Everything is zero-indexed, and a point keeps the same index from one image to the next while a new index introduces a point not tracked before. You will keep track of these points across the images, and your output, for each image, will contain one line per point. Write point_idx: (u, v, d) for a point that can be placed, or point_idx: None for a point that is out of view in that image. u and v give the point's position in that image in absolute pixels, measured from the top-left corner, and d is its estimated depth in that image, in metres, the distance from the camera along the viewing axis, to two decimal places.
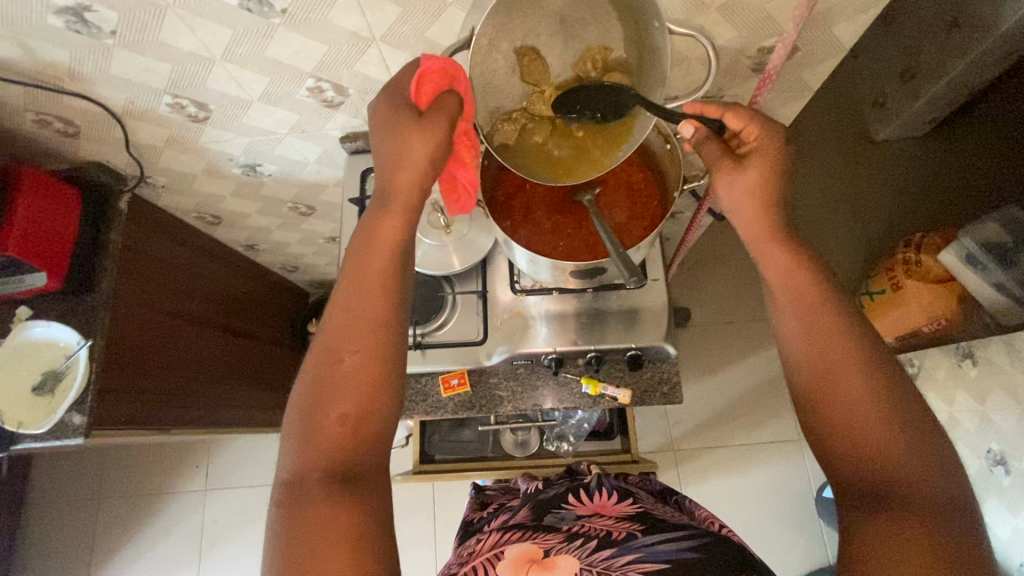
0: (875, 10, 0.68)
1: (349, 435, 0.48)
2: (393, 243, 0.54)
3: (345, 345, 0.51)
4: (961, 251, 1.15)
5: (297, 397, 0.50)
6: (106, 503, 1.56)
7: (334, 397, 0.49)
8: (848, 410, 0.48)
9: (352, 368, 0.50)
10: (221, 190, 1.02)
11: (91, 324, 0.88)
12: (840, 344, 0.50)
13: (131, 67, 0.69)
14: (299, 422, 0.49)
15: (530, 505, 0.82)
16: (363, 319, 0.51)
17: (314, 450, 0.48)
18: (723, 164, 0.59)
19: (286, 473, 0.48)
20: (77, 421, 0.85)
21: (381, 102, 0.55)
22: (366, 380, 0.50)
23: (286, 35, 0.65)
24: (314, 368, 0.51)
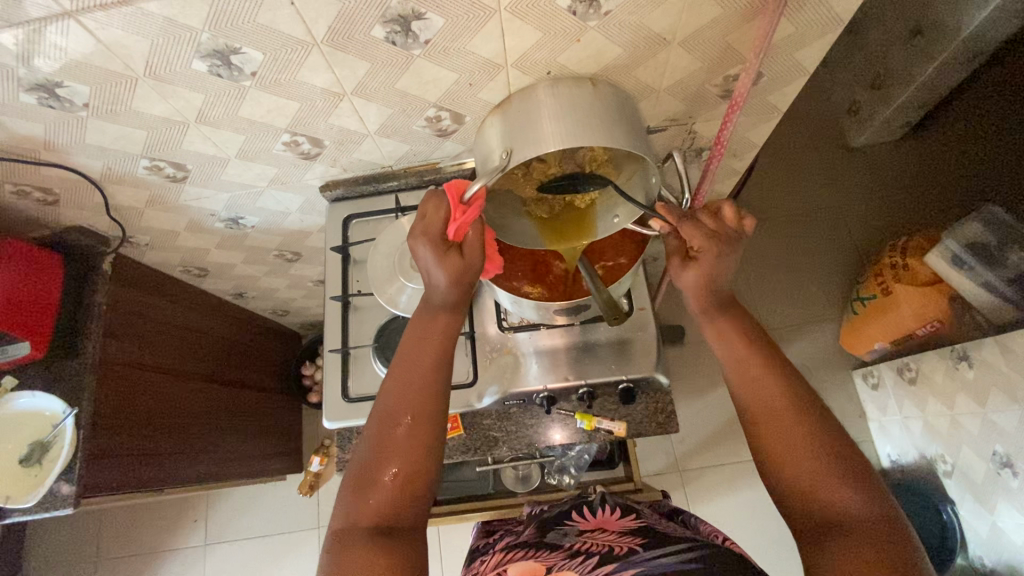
0: (834, 35, 0.69)
1: (399, 497, 0.52)
2: (445, 327, 0.61)
3: (401, 409, 0.55)
4: (946, 252, 1.17)
5: (356, 457, 0.54)
6: (104, 566, 1.52)
7: (387, 456, 0.53)
8: (789, 445, 0.54)
9: (404, 430, 0.54)
10: (205, 243, 1.02)
11: (79, 390, 0.87)
12: (774, 393, 0.57)
13: (106, 136, 0.69)
14: (354, 475, 0.53)
15: (535, 524, 0.81)
16: (415, 390, 0.56)
17: (366, 505, 0.51)
18: (674, 261, 0.65)
19: (338, 522, 0.51)
20: (66, 491, 0.83)
21: (420, 244, 0.58)
22: (417, 446, 0.54)
23: (257, 95, 0.66)
24: (372, 428, 0.55)
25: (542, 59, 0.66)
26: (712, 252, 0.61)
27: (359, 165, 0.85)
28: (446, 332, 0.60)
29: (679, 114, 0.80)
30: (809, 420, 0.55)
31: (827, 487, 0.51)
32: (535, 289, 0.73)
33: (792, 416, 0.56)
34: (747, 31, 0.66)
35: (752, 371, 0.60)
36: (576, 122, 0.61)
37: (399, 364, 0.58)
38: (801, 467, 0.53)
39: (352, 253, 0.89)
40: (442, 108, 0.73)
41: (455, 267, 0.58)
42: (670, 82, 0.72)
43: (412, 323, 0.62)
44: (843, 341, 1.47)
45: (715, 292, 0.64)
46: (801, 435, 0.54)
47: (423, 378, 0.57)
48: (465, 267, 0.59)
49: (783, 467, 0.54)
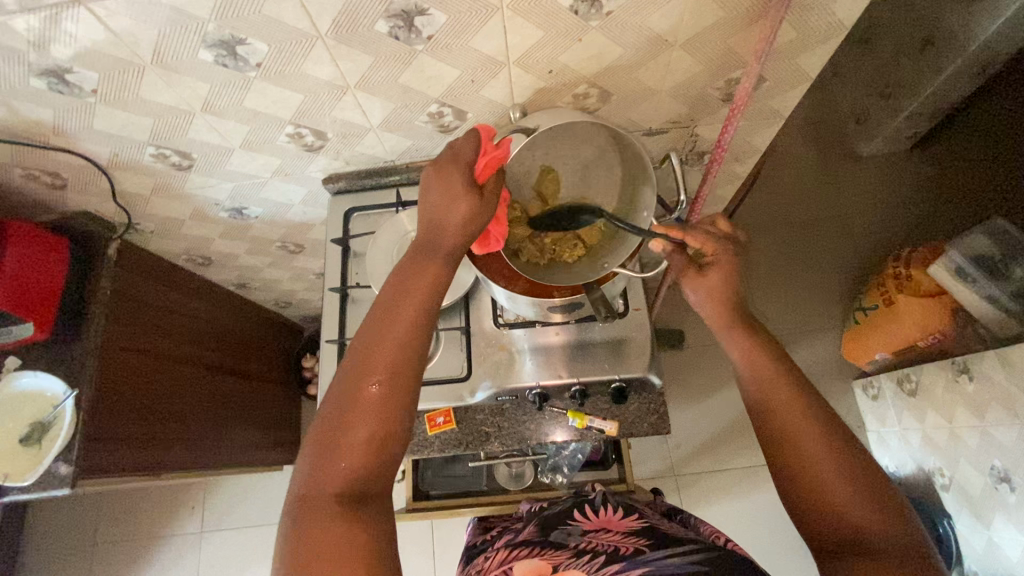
0: (837, 41, 0.69)
1: (365, 463, 0.50)
2: (429, 285, 0.57)
3: (372, 370, 0.52)
4: (950, 264, 1.15)
5: (324, 412, 0.52)
6: (102, 549, 1.54)
7: (355, 420, 0.50)
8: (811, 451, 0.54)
9: (374, 393, 0.52)
10: (209, 232, 1.03)
11: (80, 372, 0.88)
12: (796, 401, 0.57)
13: (114, 122, 0.70)
14: (320, 438, 0.51)
15: (535, 522, 0.81)
16: (389, 354, 0.53)
17: (331, 469, 0.49)
18: (688, 272, 0.67)
19: (302, 483, 0.49)
20: (64, 471, 0.84)
21: (434, 174, 0.59)
22: (388, 408, 0.51)
23: (262, 86, 0.67)
24: (341, 388, 0.52)
25: (544, 58, 0.66)
26: (725, 257, 0.65)
27: (362, 159, 0.85)
28: (430, 292, 0.57)
29: (681, 117, 0.80)
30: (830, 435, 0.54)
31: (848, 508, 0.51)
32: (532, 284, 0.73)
33: (815, 435, 0.54)
34: (749, 35, 0.66)
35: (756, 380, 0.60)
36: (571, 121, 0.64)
37: (374, 322, 0.55)
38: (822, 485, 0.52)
39: (353, 246, 0.89)
40: (444, 104, 0.74)
41: (467, 204, 0.58)
42: (672, 84, 0.73)
43: (392, 277, 0.58)
44: (845, 352, 1.46)
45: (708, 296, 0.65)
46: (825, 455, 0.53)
47: (399, 340, 0.54)
48: (474, 205, 0.58)
49: (804, 483, 0.53)
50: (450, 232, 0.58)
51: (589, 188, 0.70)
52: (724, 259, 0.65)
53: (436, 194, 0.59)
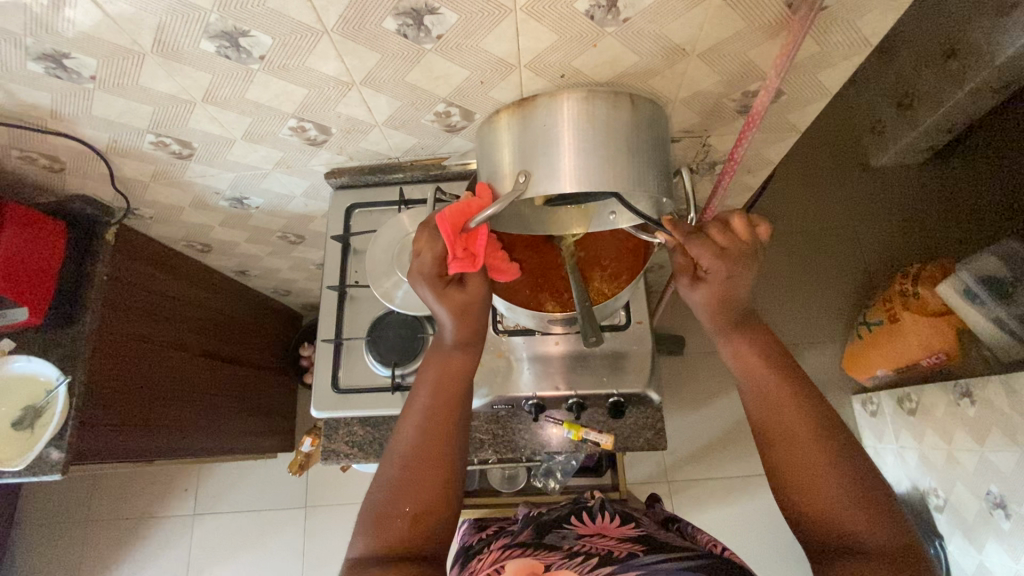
0: (861, 57, 0.67)
1: (417, 532, 0.53)
2: (462, 372, 0.62)
3: (420, 447, 0.57)
4: (959, 284, 1.14)
5: (373, 493, 0.55)
6: (96, 526, 1.56)
7: (407, 493, 0.54)
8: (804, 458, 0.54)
9: (423, 467, 0.56)
10: (209, 220, 1.02)
11: (71, 359, 0.87)
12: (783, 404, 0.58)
13: (112, 109, 0.69)
14: (373, 511, 0.54)
15: (532, 525, 0.80)
16: (432, 433, 0.58)
17: (384, 537, 0.52)
18: (682, 279, 0.64)
19: (356, 555, 0.52)
20: (55, 457, 0.84)
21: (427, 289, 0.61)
22: (437, 476, 0.56)
23: (266, 79, 0.65)
24: (393, 466, 0.56)
25: (555, 63, 0.64)
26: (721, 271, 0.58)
27: (365, 155, 0.83)
28: (463, 379, 0.62)
29: (694, 126, 0.78)
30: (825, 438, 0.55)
31: (840, 505, 0.51)
32: (532, 295, 0.73)
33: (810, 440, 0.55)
34: (771, 48, 0.64)
35: (757, 387, 0.60)
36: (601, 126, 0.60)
37: (416, 403, 0.60)
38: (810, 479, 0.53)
39: (353, 242, 0.88)
40: (452, 104, 0.72)
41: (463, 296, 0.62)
42: (687, 94, 0.71)
43: (424, 370, 0.63)
44: (846, 367, 1.44)
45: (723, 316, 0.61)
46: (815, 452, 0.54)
47: (441, 422, 0.59)
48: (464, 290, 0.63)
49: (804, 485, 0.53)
50: (466, 324, 0.63)
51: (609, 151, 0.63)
52: (715, 279, 0.59)
53: (434, 303, 0.62)
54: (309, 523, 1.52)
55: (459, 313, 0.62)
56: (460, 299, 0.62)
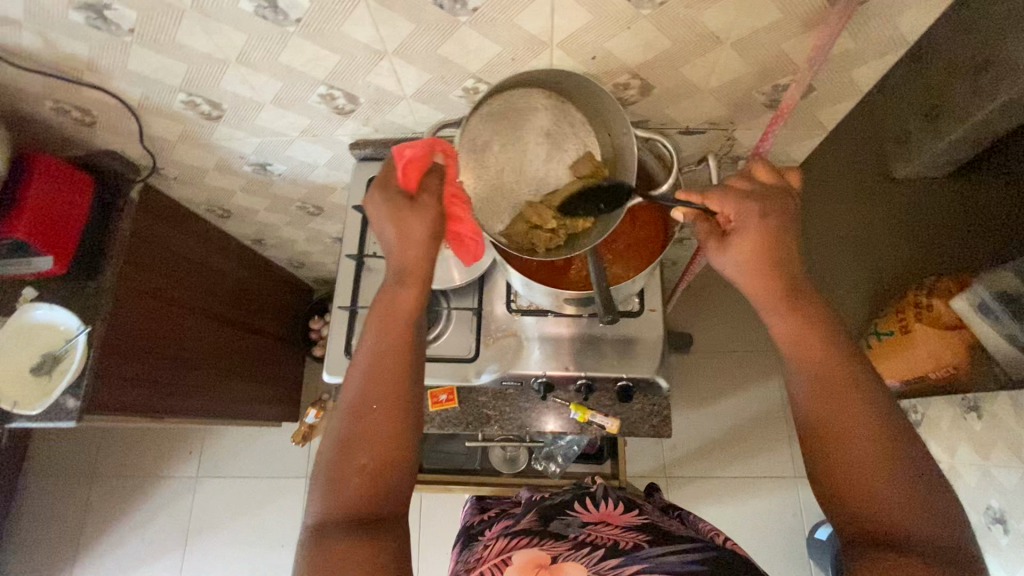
0: (895, 57, 0.66)
1: (370, 490, 0.51)
2: (410, 310, 0.58)
3: (369, 400, 0.54)
4: (974, 298, 1.12)
5: (323, 453, 0.53)
6: (100, 481, 1.59)
7: (356, 450, 0.52)
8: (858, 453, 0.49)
9: (376, 421, 0.53)
10: (231, 185, 1.03)
11: (92, 310, 0.89)
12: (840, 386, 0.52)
13: (148, 65, 0.70)
14: (326, 475, 0.52)
15: (535, 510, 0.81)
16: (385, 384, 0.54)
17: (341, 500, 0.51)
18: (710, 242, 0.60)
19: (311, 520, 0.51)
20: (71, 404, 0.86)
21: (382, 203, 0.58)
22: (390, 428, 0.53)
23: (300, 43, 0.66)
24: (342, 425, 0.54)
25: (587, 43, 0.65)
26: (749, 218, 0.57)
27: (390, 128, 0.84)
28: (413, 319, 0.58)
29: (720, 118, 0.78)
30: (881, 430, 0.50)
31: (886, 502, 0.48)
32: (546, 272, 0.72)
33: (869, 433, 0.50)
34: (805, 42, 0.63)
35: (805, 365, 0.54)
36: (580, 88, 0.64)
37: (366, 350, 0.56)
38: (856, 478, 0.49)
39: None
40: (481, 80, 0.72)
41: (419, 220, 0.57)
42: (716, 84, 0.71)
43: (372, 313, 0.59)
44: None
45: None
46: (868, 447, 0.49)
47: (394, 371, 0.55)
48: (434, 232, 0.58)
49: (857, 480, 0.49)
50: (416, 251, 0.58)
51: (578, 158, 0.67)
52: (750, 225, 0.57)
53: (388, 224, 0.58)
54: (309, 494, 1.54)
55: (409, 235, 0.57)
56: (413, 221, 0.57)
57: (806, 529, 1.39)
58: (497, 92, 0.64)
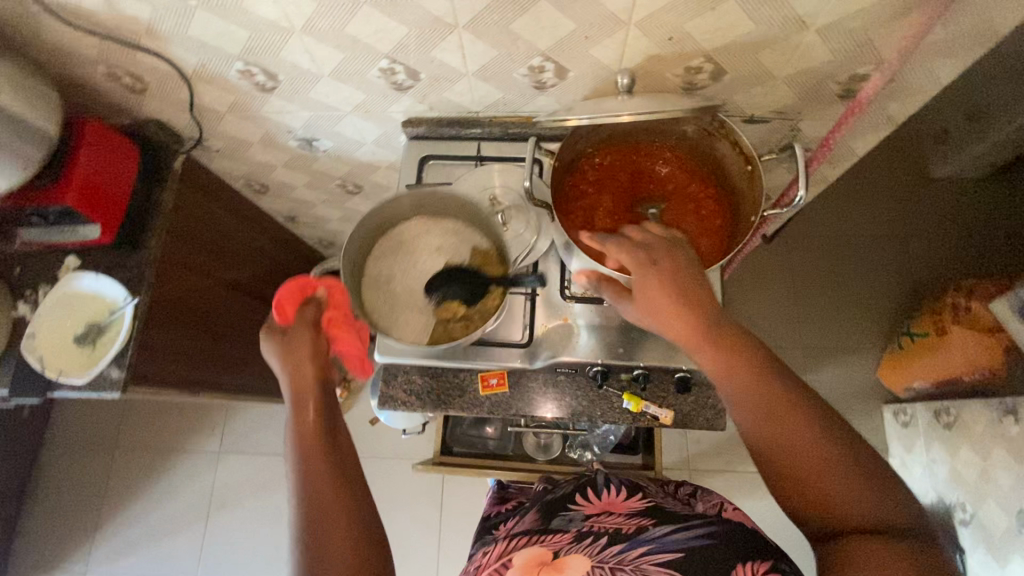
0: (984, 49, 0.64)
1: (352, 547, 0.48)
2: (316, 382, 0.59)
3: (307, 476, 0.52)
4: (1014, 302, 1.08)
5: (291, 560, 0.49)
6: (123, 453, 1.59)
7: (324, 521, 0.49)
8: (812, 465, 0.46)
9: (313, 490, 0.51)
10: (274, 160, 1.01)
11: (137, 281, 0.88)
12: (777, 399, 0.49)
13: (209, 31, 0.68)
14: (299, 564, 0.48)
15: (539, 505, 0.78)
16: (308, 450, 0.53)
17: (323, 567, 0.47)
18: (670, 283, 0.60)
19: None
20: (115, 375, 0.84)
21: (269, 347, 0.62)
22: (330, 484, 0.51)
23: (370, 13, 0.64)
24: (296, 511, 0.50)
25: (667, 23, 0.63)
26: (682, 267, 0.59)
27: (447, 105, 0.82)
28: (320, 388, 0.59)
29: (788, 107, 0.76)
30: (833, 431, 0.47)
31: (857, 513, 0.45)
32: None
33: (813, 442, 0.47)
34: (894, 30, 0.61)
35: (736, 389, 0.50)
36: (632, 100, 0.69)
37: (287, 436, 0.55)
38: (830, 499, 0.45)
39: None
40: (548, 59, 0.70)
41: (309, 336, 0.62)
42: (793, 71, 0.69)
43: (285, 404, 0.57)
44: (882, 372, 1.43)
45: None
46: (831, 460, 0.46)
47: (311, 441, 0.54)
48: (314, 347, 0.61)
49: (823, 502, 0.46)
50: (310, 362, 0.60)
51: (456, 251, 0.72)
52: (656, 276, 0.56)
53: (280, 358, 0.61)
54: None
55: (294, 348, 0.61)
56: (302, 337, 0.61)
57: None
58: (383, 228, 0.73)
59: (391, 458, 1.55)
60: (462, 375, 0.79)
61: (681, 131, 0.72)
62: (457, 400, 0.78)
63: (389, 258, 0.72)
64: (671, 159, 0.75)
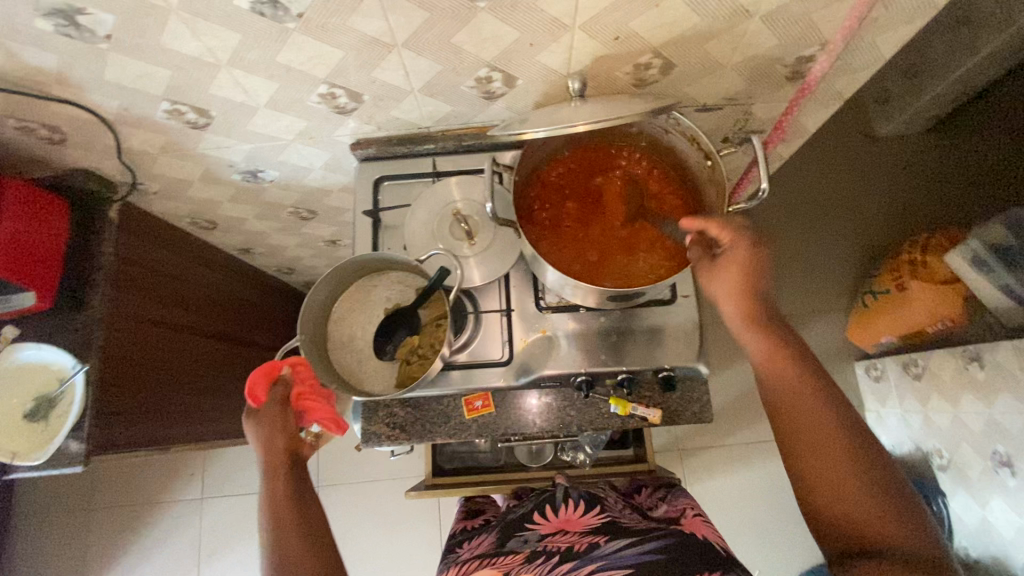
0: (921, 21, 0.65)
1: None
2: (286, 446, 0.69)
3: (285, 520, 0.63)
4: (967, 253, 1.13)
5: None
6: (99, 514, 1.51)
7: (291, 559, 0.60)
8: (817, 452, 0.54)
9: (289, 534, 0.62)
10: (219, 195, 0.96)
11: (87, 344, 0.82)
12: (800, 392, 0.57)
13: (127, 73, 0.63)
14: None
15: (499, 528, 0.82)
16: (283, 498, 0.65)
17: None
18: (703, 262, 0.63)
19: None
20: (74, 449, 0.79)
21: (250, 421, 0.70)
22: (300, 531, 0.63)
23: (300, 39, 0.60)
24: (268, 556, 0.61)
25: (612, 23, 0.61)
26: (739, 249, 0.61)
27: (395, 124, 0.79)
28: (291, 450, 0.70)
29: (739, 93, 0.76)
30: (852, 430, 0.54)
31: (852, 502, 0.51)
32: (574, 263, 0.68)
33: (827, 434, 0.54)
34: (836, 10, 0.61)
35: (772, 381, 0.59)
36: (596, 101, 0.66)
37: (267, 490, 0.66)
38: (837, 489, 0.52)
39: (383, 218, 0.84)
40: (495, 68, 0.68)
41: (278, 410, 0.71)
42: (741, 59, 0.68)
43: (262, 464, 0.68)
44: (850, 333, 1.48)
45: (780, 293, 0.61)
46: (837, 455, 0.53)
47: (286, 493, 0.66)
48: (285, 423, 0.71)
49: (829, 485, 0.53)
50: (278, 435, 0.69)
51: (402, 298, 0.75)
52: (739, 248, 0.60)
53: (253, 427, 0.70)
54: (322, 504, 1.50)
55: (266, 419, 0.70)
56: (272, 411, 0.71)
57: None
58: (338, 295, 0.75)
59: (383, 480, 1.52)
60: (444, 401, 0.77)
61: (638, 129, 0.71)
62: (442, 428, 0.77)
63: (349, 318, 0.74)
64: (636, 159, 0.74)
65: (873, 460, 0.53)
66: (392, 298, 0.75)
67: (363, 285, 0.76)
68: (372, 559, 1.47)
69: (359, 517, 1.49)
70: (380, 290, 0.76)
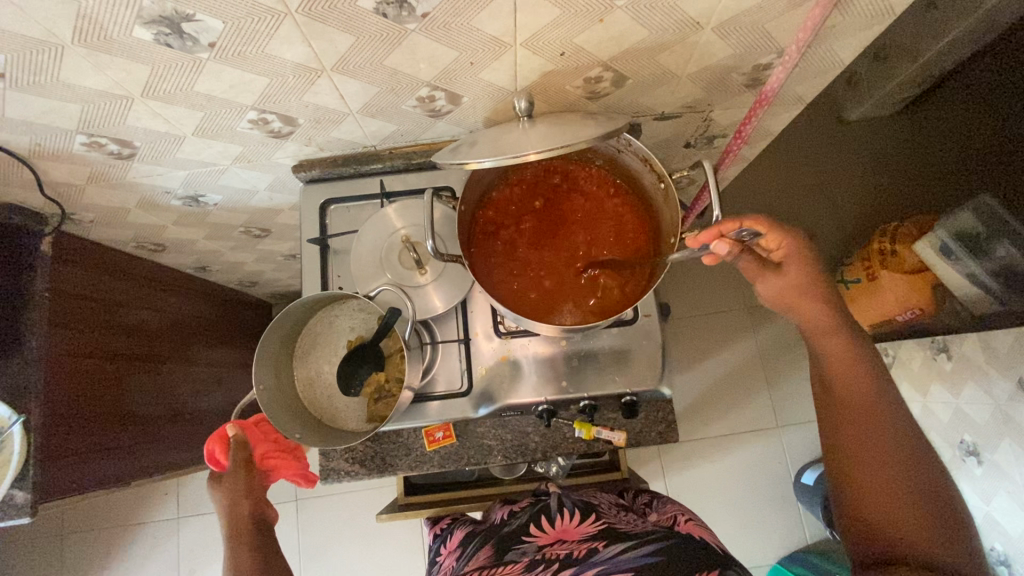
0: (879, 26, 0.63)
1: None
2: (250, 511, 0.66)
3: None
4: (937, 243, 1.03)
5: None
6: (72, 539, 1.48)
7: None
8: (856, 437, 0.54)
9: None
10: (161, 220, 0.91)
11: (26, 389, 0.78)
12: (858, 376, 0.56)
13: (31, 110, 0.57)
14: None
15: (492, 537, 0.75)
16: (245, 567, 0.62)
17: None
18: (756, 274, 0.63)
19: None
20: (20, 499, 0.75)
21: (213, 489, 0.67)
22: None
23: (218, 69, 0.55)
24: None
25: (555, 39, 0.57)
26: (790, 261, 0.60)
27: (337, 144, 0.74)
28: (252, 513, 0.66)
29: (697, 101, 0.73)
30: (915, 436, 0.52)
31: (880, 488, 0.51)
32: (525, 292, 0.66)
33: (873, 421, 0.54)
34: (790, 19, 0.58)
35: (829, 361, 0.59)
36: (545, 120, 0.62)
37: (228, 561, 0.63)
38: (869, 478, 0.52)
39: (331, 243, 0.80)
40: (437, 88, 0.63)
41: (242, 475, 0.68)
42: (695, 69, 0.65)
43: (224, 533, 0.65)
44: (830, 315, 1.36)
45: (817, 313, 0.60)
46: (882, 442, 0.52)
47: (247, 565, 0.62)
48: (248, 486, 0.67)
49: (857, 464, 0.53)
50: (241, 502, 0.66)
51: (364, 331, 0.72)
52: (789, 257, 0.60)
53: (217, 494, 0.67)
54: (302, 516, 1.49)
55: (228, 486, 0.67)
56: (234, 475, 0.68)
57: (793, 473, 1.46)
58: (298, 333, 0.72)
59: (362, 488, 1.51)
60: (405, 433, 0.76)
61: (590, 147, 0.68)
62: (403, 460, 0.76)
63: (310, 356, 0.71)
64: (588, 176, 0.71)
65: (919, 464, 0.51)
66: (352, 332, 0.72)
67: (319, 319, 0.72)
68: (355, 567, 1.47)
69: (340, 526, 1.49)
70: (339, 324, 0.72)
